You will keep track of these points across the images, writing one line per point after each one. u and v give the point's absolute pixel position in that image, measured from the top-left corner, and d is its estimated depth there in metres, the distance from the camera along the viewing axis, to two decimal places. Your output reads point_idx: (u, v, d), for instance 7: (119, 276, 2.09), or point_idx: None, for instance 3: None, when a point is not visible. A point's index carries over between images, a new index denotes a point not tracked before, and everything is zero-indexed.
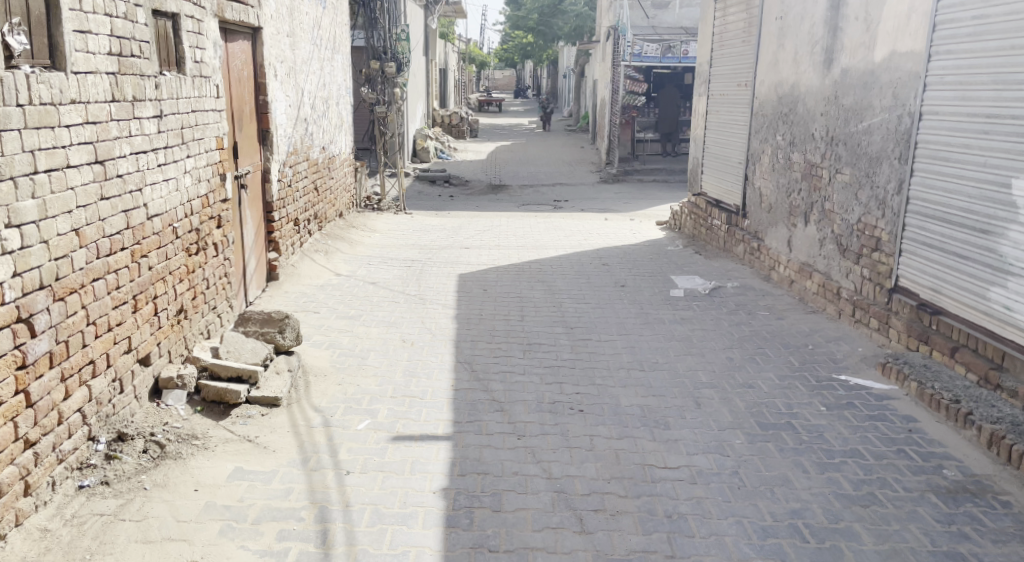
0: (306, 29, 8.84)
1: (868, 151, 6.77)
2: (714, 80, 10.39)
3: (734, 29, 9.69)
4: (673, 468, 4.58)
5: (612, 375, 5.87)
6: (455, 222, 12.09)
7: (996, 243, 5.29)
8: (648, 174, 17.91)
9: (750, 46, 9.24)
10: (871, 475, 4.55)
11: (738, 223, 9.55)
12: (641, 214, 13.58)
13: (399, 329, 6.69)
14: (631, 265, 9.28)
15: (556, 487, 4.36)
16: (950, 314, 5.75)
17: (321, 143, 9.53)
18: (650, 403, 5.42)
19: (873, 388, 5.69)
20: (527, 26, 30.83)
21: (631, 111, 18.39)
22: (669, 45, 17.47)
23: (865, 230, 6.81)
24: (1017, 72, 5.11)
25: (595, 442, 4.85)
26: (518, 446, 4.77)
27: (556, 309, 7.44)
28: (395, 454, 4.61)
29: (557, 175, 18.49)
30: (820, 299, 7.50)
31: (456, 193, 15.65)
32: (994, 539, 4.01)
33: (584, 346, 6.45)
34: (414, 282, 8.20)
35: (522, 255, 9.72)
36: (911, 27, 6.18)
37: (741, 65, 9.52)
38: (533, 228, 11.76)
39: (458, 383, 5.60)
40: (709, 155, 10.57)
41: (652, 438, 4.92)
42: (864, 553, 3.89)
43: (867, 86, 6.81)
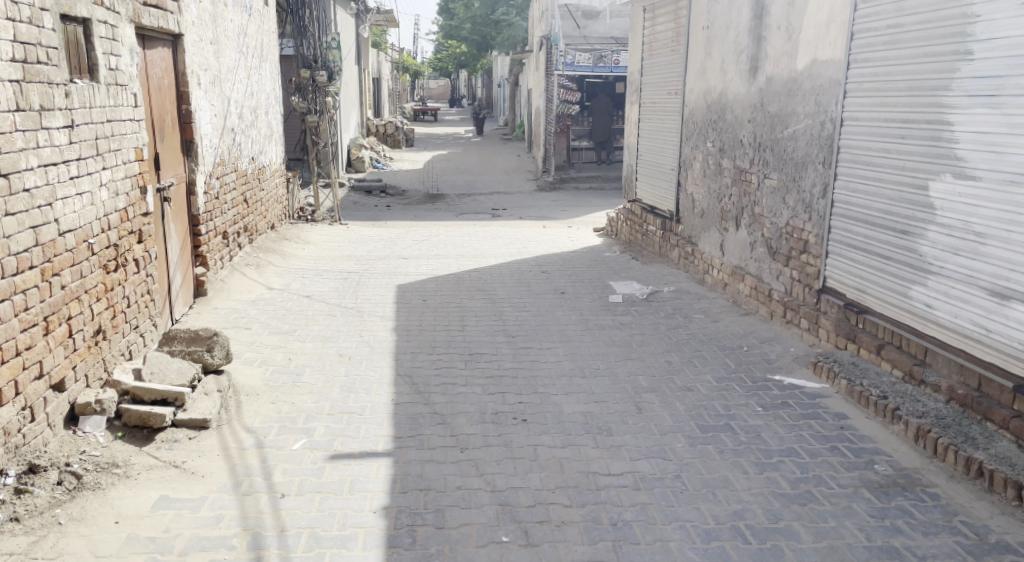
0: (231, 36, 8.70)
1: (793, 156, 6.96)
2: (645, 88, 10.54)
3: (664, 37, 9.84)
4: (617, 474, 4.63)
5: (555, 383, 5.90)
6: (392, 232, 12.03)
7: (915, 243, 5.46)
8: (585, 182, 18.14)
9: (679, 55, 9.40)
10: (806, 473, 4.67)
11: (673, 229, 9.72)
12: (579, 221, 13.68)
13: (335, 343, 6.62)
14: (571, 272, 9.36)
15: (500, 499, 4.36)
16: (874, 312, 5.95)
17: (249, 154, 9.40)
18: (592, 409, 5.47)
19: (806, 387, 5.85)
20: (459, 35, 30.85)
21: (565, 121, 18.41)
22: (601, 55, 17.65)
23: (793, 233, 7.00)
24: (930, 78, 5.30)
25: (539, 452, 4.87)
26: (461, 459, 4.76)
27: (497, 318, 7.45)
28: (333, 474, 4.55)
29: (493, 184, 18.54)
30: (753, 301, 7.67)
31: (394, 203, 15.57)
32: (925, 532, 4.14)
33: (526, 355, 6.48)
34: (351, 294, 8.13)
35: (461, 264, 9.72)
36: (830, 35, 6.39)
37: (671, 73, 9.69)
38: (472, 236, 11.76)
39: (398, 397, 5.56)
40: (642, 162, 10.72)
41: (595, 445, 4.96)
42: (804, 552, 3.98)
43: (791, 93, 7.00)
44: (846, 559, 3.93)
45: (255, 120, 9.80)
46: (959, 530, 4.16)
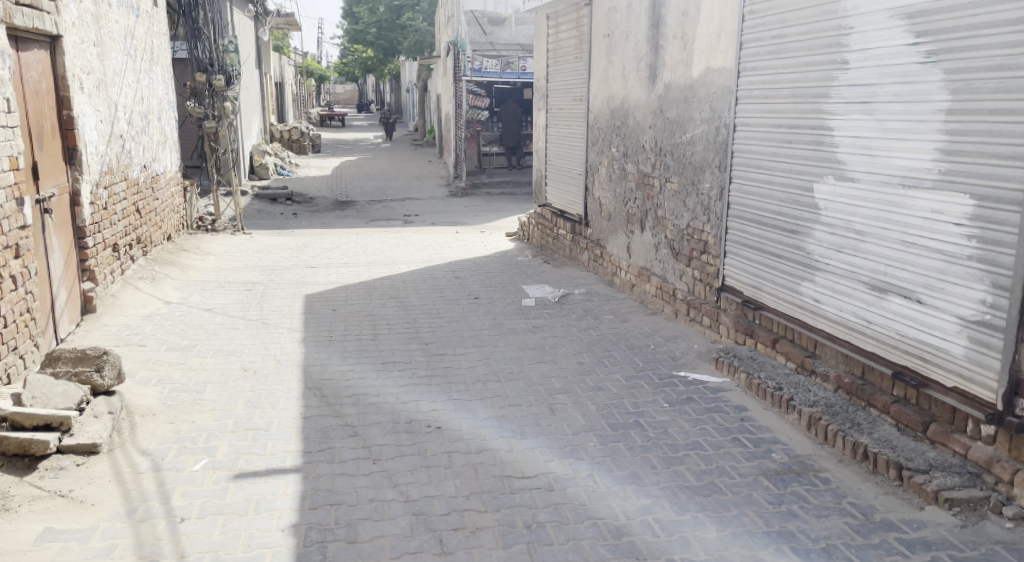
0: (116, 38, 8.51)
1: (692, 160, 7.24)
2: (551, 95, 10.76)
3: (567, 44, 10.07)
4: (531, 477, 4.76)
5: (469, 389, 5.99)
6: (298, 240, 11.92)
7: (803, 241, 5.76)
8: (497, 188, 18.33)
9: (582, 62, 9.64)
10: (710, 464, 4.89)
11: (582, 232, 9.94)
12: (492, 226, 13.83)
13: (239, 357, 6.56)
14: (483, 277, 9.48)
15: (414, 509, 4.43)
16: (769, 308, 6.25)
17: (141, 161, 9.20)
18: (506, 413, 5.58)
19: (709, 382, 6.10)
20: (365, 39, 30.68)
21: (475, 126, 18.43)
22: (509, 61, 18.13)
23: (694, 234, 7.28)
24: (812, 86, 5.58)
25: (454, 459, 4.96)
26: (373, 471, 4.81)
27: (409, 325, 7.51)
28: (238, 494, 4.53)
29: (405, 190, 18.53)
30: (658, 301, 7.94)
31: (300, 211, 15.41)
32: (818, 514, 4.35)
33: (439, 361, 6.56)
34: (255, 306, 8.04)
35: (372, 272, 9.72)
36: (721, 45, 6.68)
37: (574, 80, 9.92)
38: (383, 244, 11.76)
39: (308, 411, 5.57)
40: (551, 167, 10.93)
41: (509, 449, 5.08)
42: (707, 541, 4.17)
43: (687, 100, 7.28)
44: (747, 545, 4.12)
45: (147, 126, 9.60)
46: (847, 510, 4.36)
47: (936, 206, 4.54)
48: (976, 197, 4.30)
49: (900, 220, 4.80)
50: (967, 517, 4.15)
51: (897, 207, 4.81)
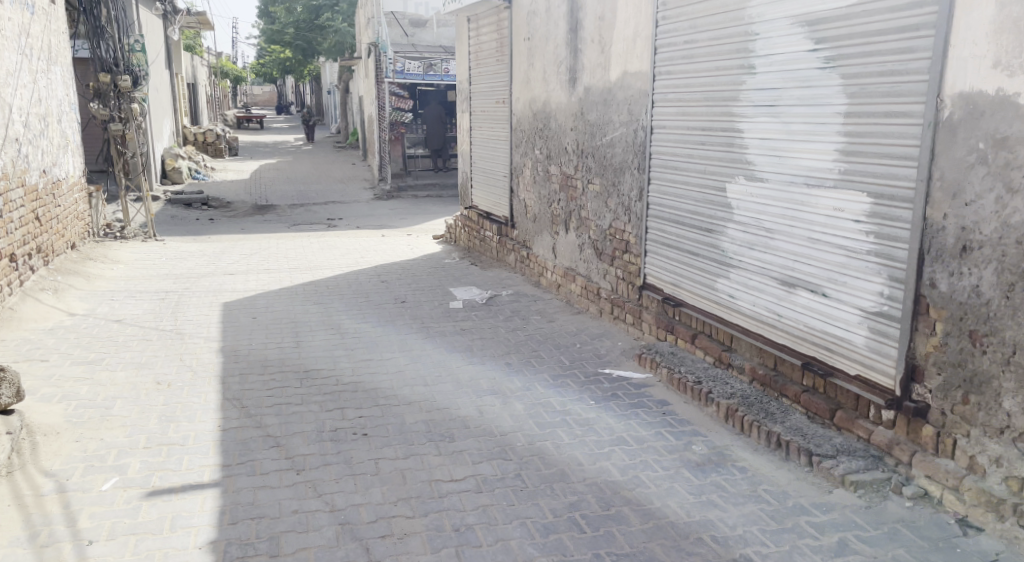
0: (9, 38, 8.24)
1: (612, 162, 7.41)
2: (474, 97, 10.83)
3: (488, 47, 10.17)
4: (459, 479, 4.82)
5: (396, 394, 6.02)
6: (213, 247, 11.72)
7: (717, 239, 5.97)
8: (423, 191, 18.33)
9: (503, 65, 9.75)
10: (634, 459, 5.03)
11: (508, 233, 10.05)
12: (418, 229, 13.84)
13: (151, 370, 6.45)
14: (410, 281, 9.50)
15: (340, 519, 4.45)
16: (688, 305, 6.46)
17: (39, 166, 8.92)
18: (434, 417, 5.64)
19: (633, 378, 6.26)
20: (283, 39, 30.22)
21: (400, 128, 18.47)
22: (431, 64, 18.09)
23: (616, 234, 7.46)
24: (723, 90, 5.79)
25: (381, 465, 4.99)
26: (297, 482, 4.80)
27: (333, 331, 7.50)
28: (151, 513, 4.47)
29: (329, 193, 18.37)
30: (584, 300, 8.09)
31: (217, 216, 15.13)
32: (735, 502, 4.52)
33: (365, 367, 6.57)
34: (169, 316, 7.89)
35: (293, 278, 9.64)
36: (637, 49, 6.86)
37: (496, 83, 10.02)
38: (306, 249, 11.66)
39: (226, 423, 5.52)
40: (476, 169, 11.01)
41: (438, 452, 5.13)
42: (632, 535, 4.28)
43: (606, 103, 7.44)
44: (669, 536, 4.25)
45: (46, 129, 9.32)
46: (763, 497, 4.53)
47: (838, 204, 4.76)
48: (872, 195, 4.52)
49: (805, 218, 5.02)
50: (870, 497, 4.37)
51: (803, 206, 5.03)
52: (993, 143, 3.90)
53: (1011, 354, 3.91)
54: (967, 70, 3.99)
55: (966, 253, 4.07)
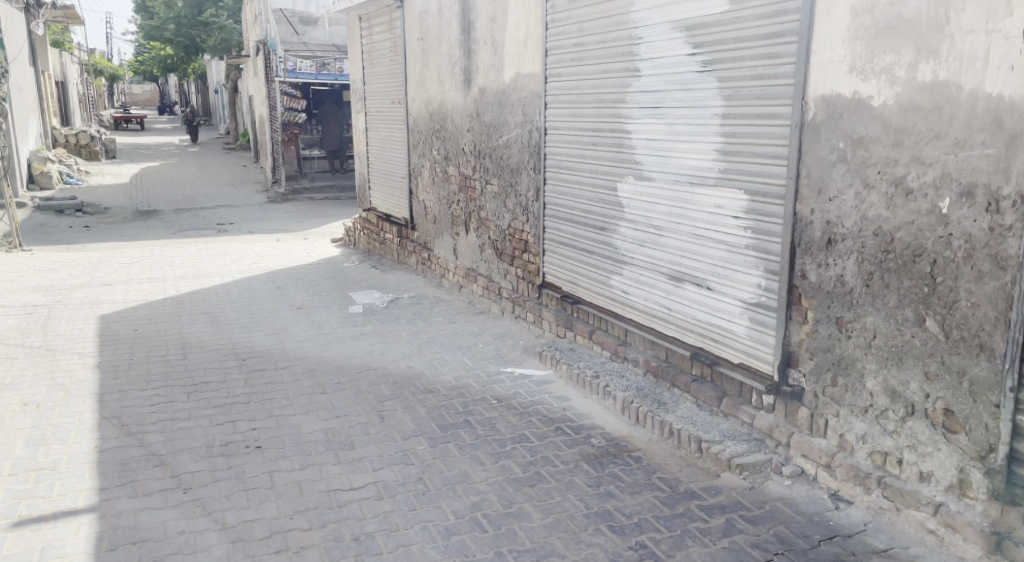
0: None
1: (508, 162, 7.52)
2: (369, 98, 10.79)
3: (381, 47, 10.16)
4: (359, 488, 4.79)
5: (291, 404, 5.96)
6: (90, 256, 11.29)
7: (610, 237, 6.15)
8: (319, 193, 18.11)
9: (397, 65, 9.75)
10: (536, 455, 5.11)
11: (408, 235, 10.06)
12: (315, 233, 13.68)
13: (19, 392, 6.20)
14: (306, 286, 9.40)
15: (232, 536, 4.35)
16: (585, 302, 6.63)
17: None
18: (333, 425, 5.60)
19: (534, 376, 6.38)
20: (164, 37, 29.15)
21: (293, 127, 18.43)
22: (324, 63, 17.70)
23: (514, 234, 7.58)
24: (611, 92, 5.97)
25: (276, 478, 4.91)
26: (183, 501, 4.67)
27: (224, 342, 7.35)
28: (18, 544, 4.30)
29: (219, 197, 17.92)
30: (486, 300, 8.20)
31: (92, 223, 14.56)
32: (632, 491, 4.65)
33: (258, 378, 6.47)
34: (38, 332, 7.59)
35: (179, 287, 9.39)
36: (529, 51, 7.00)
37: (391, 83, 10.02)
38: (192, 256, 11.37)
39: (104, 444, 5.35)
40: (373, 170, 10.97)
41: (337, 461, 5.09)
42: (533, 530, 4.33)
43: (501, 104, 7.55)
44: (569, 529, 4.33)
45: None
46: (657, 486, 4.68)
47: (719, 201, 4.99)
48: (749, 193, 4.78)
49: (690, 215, 5.24)
50: (754, 479, 4.61)
51: (688, 203, 5.25)
52: (852, 143, 4.17)
53: (872, 339, 4.18)
54: (828, 75, 4.26)
55: (831, 245, 4.34)
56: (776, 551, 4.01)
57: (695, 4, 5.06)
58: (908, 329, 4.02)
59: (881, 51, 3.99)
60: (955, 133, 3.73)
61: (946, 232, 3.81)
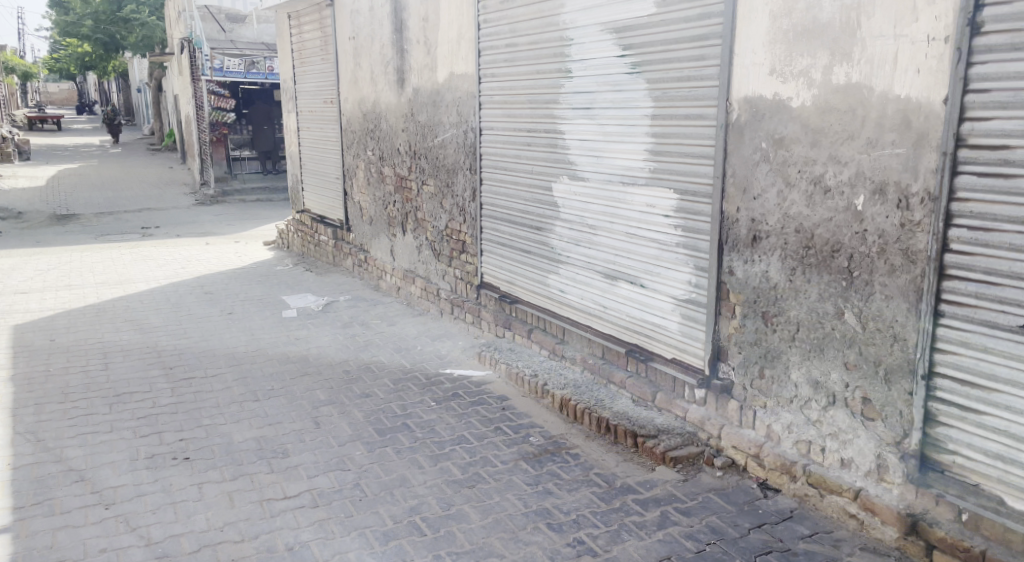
0: None
1: (443, 162, 7.53)
2: (299, 97, 10.68)
3: (311, 45, 10.07)
4: (293, 496, 4.73)
5: (222, 412, 5.87)
6: (4, 264, 10.92)
7: (546, 237, 6.22)
8: (250, 194, 17.84)
9: (329, 64, 9.68)
10: (474, 456, 5.13)
11: (344, 237, 10.00)
12: (245, 235, 13.47)
13: None
14: (237, 291, 9.26)
15: (157, 553, 4.25)
16: (523, 301, 6.69)
17: None
18: (266, 433, 5.53)
19: (473, 376, 6.41)
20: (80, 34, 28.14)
21: (223, 130, 17.90)
22: (253, 61, 17.51)
23: (452, 235, 7.60)
24: (544, 93, 6.04)
25: (205, 490, 4.81)
26: (105, 517, 4.55)
27: (149, 351, 7.19)
28: None
29: (144, 200, 17.49)
30: (424, 301, 8.20)
31: (7, 229, 14.07)
32: (570, 488, 4.70)
33: (186, 387, 6.35)
34: None
35: (101, 294, 9.15)
36: (461, 51, 7.03)
37: (322, 82, 9.93)
38: (116, 261, 11.09)
39: (20, 460, 5.18)
40: (306, 171, 10.86)
41: (270, 470, 5.03)
42: (471, 531, 4.34)
43: (434, 104, 7.56)
44: (507, 528, 4.35)
45: None
46: (594, 481, 4.75)
47: (650, 200, 5.10)
48: (678, 192, 4.89)
49: (623, 214, 5.34)
50: (687, 472, 4.72)
51: (620, 203, 5.35)
52: (774, 143, 4.30)
53: (796, 332, 4.33)
54: (750, 77, 4.39)
55: (756, 242, 4.46)
56: (708, 541, 4.11)
57: (623, 6, 5.15)
58: (828, 322, 4.16)
59: (799, 54, 4.12)
60: (868, 133, 3.88)
61: (861, 228, 3.96)
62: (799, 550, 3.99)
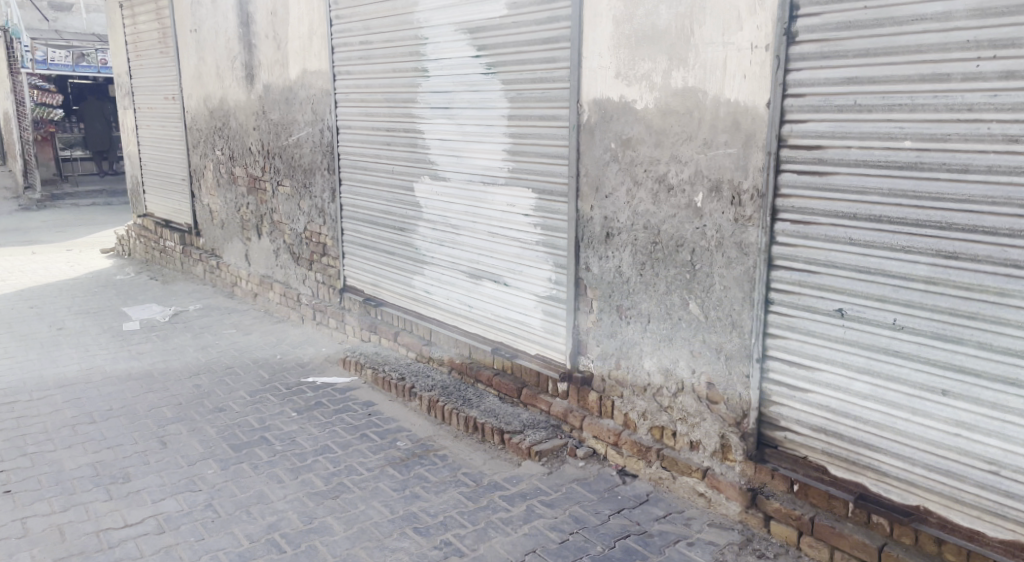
0: None
1: (299, 162, 7.39)
2: (136, 92, 10.20)
3: (148, 38, 9.65)
4: (135, 524, 4.49)
5: (51, 438, 5.51)
6: None
7: (410, 237, 6.22)
8: (84, 198, 16.88)
9: (168, 58, 9.31)
10: (339, 466, 5.05)
11: (193, 242, 9.65)
12: (79, 243, 12.74)
13: None
14: (70, 304, 8.74)
15: None
16: (390, 304, 6.66)
17: None
18: (104, 457, 5.24)
19: (337, 383, 6.32)
20: None
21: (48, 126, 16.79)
22: (82, 53, 16.76)
23: (311, 238, 7.48)
24: (401, 92, 6.04)
25: (31, 525, 4.49)
26: None
27: None
28: None
29: None
30: (284, 307, 8.02)
31: None
32: (437, 490, 4.72)
33: (6, 413, 5.93)
34: None
35: None
36: (313, 46, 6.93)
37: (162, 77, 9.54)
38: None
39: None
40: (147, 172, 10.40)
41: (108, 497, 4.75)
42: (335, 543, 4.26)
43: (287, 101, 7.41)
44: (371, 537, 4.30)
45: None
46: (461, 481, 4.79)
47: (510, 200, 5.20)
48: (537, 191, 5.01)
49: (486, 213, 5.41)
50: (552, 464, 4.85)
51: (481, 202, 5.43)
52: (622, 144, 4.48)
53: (648, 324, 4.52)
54: (598, 79, 4.55)
55: (609, 239, 4.63)
56: (571, 531, 4.23)
57: (477, 7, 5.23)
58: (676, 313, 4.38)
59: (641, 58, 4.31)
60: (704, 135, 4.11)
61: (701, 224, 4.19)
62: (655, 531, 4.17)
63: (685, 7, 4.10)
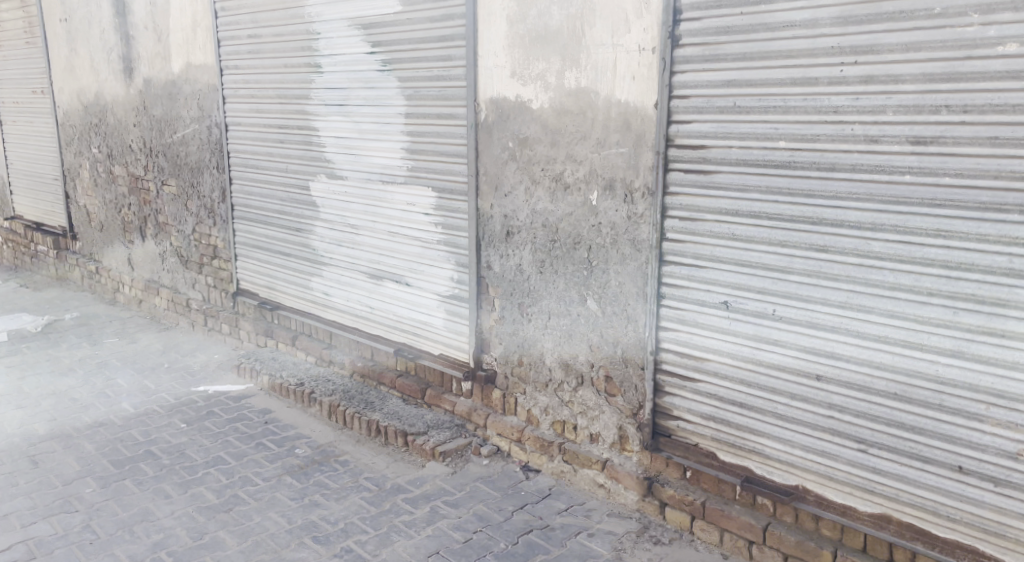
0: None
1: (186, 160, 7.20)
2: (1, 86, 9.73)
3: (14, 28, 9.23)
4: (4, 551, 4.27)
5: None
6: None
7: (306, 238, 6.15)
8: None
9: (37, 49, 8.94)
10: (233, 477, 4.94)
11: (69, 246, 9.27)
12: None
13: None
14: None
15: None
16: (286, 307, 6.57)
17: None
18: None
19: (231, 391, 6.18)
20: None
21: None
22: None
23: (202, 240, 7.31)
24: (293, 88, 5.98)
25: None
26: None
27: None
28: None
29: None
30: (171, 313, 7.80)
31: None
32: (337, 497, 4.68)
33: None
34: None
35: None
36: (198, 40, 6.78)
37: (30, 70, 9.15)
38: None
39: None
40: (15, 172, 9.92)
41: None
42: (229, 557, 4.18)
43: (170, 96, 7.22)
44: (268, 549, 4.23)
45: None
46: (363, 486, 4.76)
47: (409, 199, 5.22)
48: (437, 189, 5.04)
49: (385, 213, 5.41)
50: (456, 463, 4.87)
51: (381, 202, 5.42)
52: (519, 143, 4.55)
53: (547, 321, 4.61)
54: (494, 80, 4.62)
55: (509, 237, 4.70)
56: (474, 530, 4.26)
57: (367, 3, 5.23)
58: (574, 309, 4.48)
59: (535, 58, 4.40)
60: (597, 134, 4.22)
61: (596, 221, 4.30)
62: (556, 525, 4.25)
63: (576, 9, 4.20)
